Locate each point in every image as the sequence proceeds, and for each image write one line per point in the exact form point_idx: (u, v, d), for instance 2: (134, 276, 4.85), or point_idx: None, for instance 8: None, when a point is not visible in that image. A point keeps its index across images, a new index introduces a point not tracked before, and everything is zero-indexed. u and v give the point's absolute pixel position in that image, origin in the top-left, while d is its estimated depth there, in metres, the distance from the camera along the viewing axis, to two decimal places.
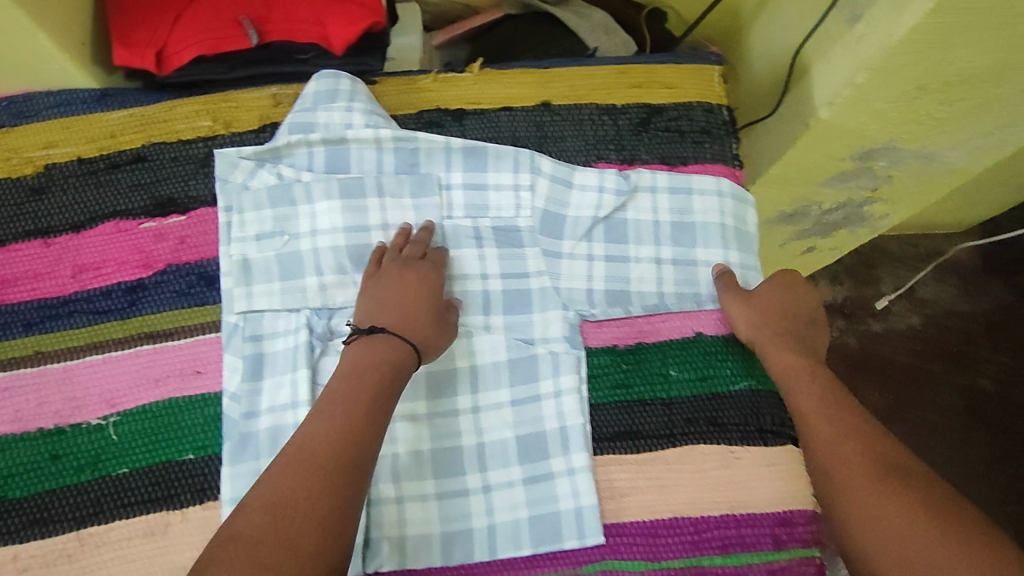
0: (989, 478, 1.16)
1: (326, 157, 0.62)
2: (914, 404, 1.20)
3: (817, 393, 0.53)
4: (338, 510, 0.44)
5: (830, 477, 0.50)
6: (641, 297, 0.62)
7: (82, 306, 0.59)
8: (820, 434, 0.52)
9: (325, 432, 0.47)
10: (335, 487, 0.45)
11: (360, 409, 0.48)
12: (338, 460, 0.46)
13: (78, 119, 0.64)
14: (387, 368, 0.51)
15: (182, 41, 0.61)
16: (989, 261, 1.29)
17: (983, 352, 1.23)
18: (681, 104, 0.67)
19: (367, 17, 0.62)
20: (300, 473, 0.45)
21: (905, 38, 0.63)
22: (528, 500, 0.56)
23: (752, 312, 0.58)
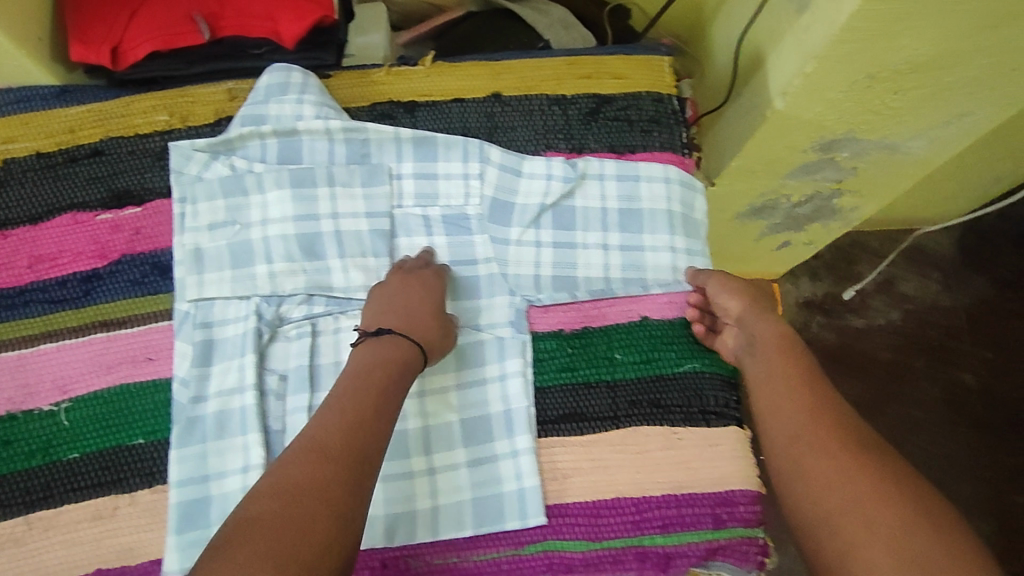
0: (969, 473, 1.15)
1: (278, 149, 0.63)
2: (894, 399, 1.19)
3: (769, 371, 0.53)
4: (347, 495, 0.42)
5: (784, 453, 0.48)
6: (588, 282, 0.63)
7: (37, 296, 0.60)
8: (775, 412, 0.50)
9: (334, 424, 0.46)
10: (343, 474, 0.43)
11: (368, 398, 0.48)
12: (337, 447, 0.44)
13: (37, 115, 0.65)
14: (400, 367, 0.51)
15: (137, 37, 0.63)
16: (973, 255, 1.28)
17: (964, 347, 1.23)
18: (630, 94, 0.68)
19: (316, 11, 0.64)
20: (314, 459, 0.43)
21: (847, 25, 0.63)
22: (472, 482, 0.56)
23: (742, 291, 0.59)
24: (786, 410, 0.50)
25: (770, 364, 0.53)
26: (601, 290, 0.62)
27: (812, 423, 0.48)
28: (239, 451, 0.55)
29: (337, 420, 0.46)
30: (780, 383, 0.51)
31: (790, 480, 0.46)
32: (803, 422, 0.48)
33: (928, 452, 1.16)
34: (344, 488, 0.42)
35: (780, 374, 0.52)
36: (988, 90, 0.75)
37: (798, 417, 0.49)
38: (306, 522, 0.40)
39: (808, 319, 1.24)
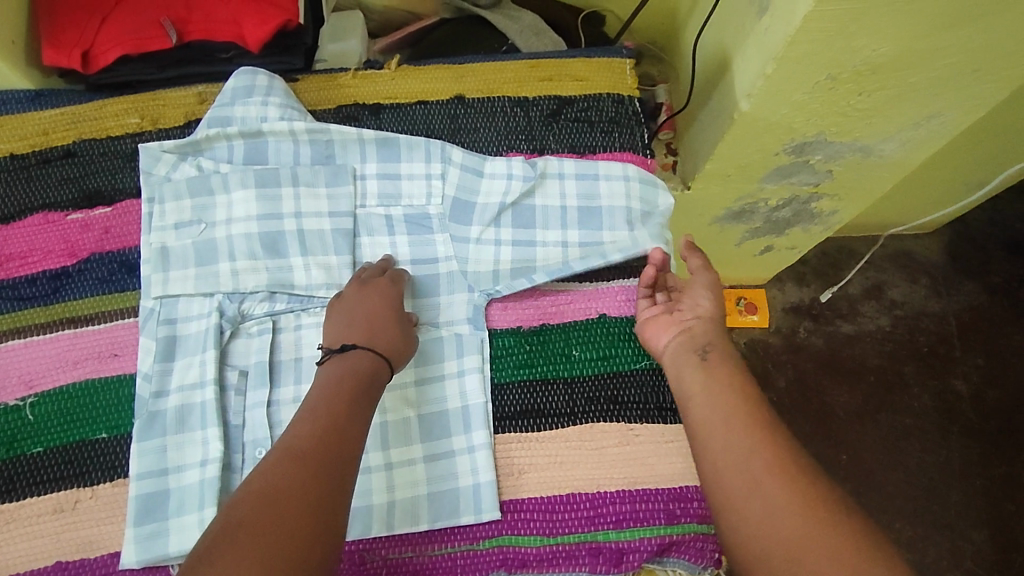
0: (963, 483, 1.14)
1: (245, 150, 0.65)
2: (886, 407, 1.18)
3: (716, 379, 0.52)
4: (320, 499, 0.42)
5: (732, 464, 0.46)
6: (546, 266, 0.63)
7: (7, 293, 0.61)
8: (724, 420, 0.49)
9: (314, 430, 0.46)
10: (322, 481, 0.43)
11: (340, 406, 0.48)
12: (310, 453, 0.44)
13: (12, 118, 0.67)
14: (367, 375, 0.51)
15: (107, 41, 0.65)
16: (961, 262, 1.28)
17: (955, 354, 1.22)
18: (590, 95, 0.70)
19: (279, 15, 0.66)
20: (297, 466, 0.43)
21: (801, 26, 0.64)
22: (429, 477, 0.55)
23: (720, 298, 0.58)
24: (744, 415, 0.49)
25: (724, 375, 0.52)
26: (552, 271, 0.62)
27: (761, 431, 0.47)
28: (199, 444, 0.55)
29: (312, 429, 0.46)
30: (734, 390, 0.51)
31: (739, 494, 0.45)
32: (756, 433, 0.47)
33: (920, 458, 1.15)
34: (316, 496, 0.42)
35: (730, 383, 0.51)
36: (955, 91, 0.75)
37: (748, 427, 0.48)
38: (291, 528, 0.40)
39: (796, 324, 1.24)
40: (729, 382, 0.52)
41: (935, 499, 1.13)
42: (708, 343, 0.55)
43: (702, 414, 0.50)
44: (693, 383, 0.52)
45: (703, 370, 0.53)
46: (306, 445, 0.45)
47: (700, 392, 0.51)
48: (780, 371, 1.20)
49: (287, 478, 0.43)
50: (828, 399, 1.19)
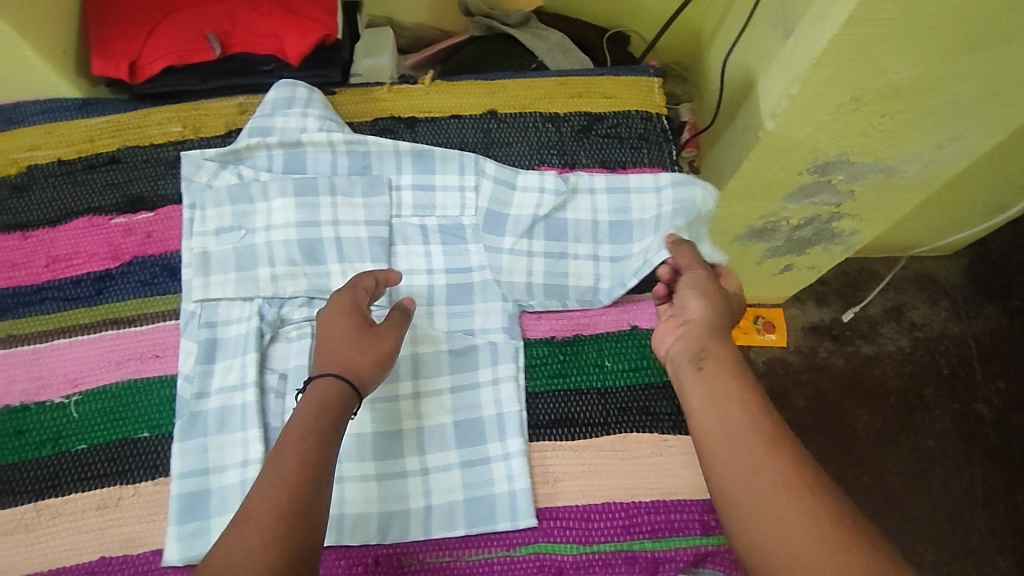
0: (987, 506, 1.15)
1: (284, 159, 0.67)
2: (911, 430, 1.19)
3: (720, 386, 0.50)
4: (298, 525, 0.43)
5: (733, 483, 0.45)
6: (579, 292, 0.65)
7: (54, 293, 0.63)
8: (726, 435, 0.47)
9: (293, 457, 0.46)
10: (304, 506, 0.44)
11: (322, 431, 0.47)
12: (295, 477, 0.45)
13: (61, 125, 0.69)
14: (335, 402, 0.49)
15: (154, 52, 0.67)
16: (981, 285, 1.30)
17: (977, 376, 1.23)
18: (620, 112, 0.71)
19: (318, 30, 0.68)
20: (278, 494, 0.44)
21: (826, 49, 0.66)
22: (465, 483, 0.57)
23: (715, 300, 0.56)
24: (744, 430, 0.47)
25: (721, 386, 0.50)
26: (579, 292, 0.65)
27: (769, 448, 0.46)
28: (238, 445, 0.56)
29: (289, 456, 0.46)
30: (736, 401, 0.49)
31: (740, 515, 0.44)
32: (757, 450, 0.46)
33: (942, 481, 1.16)
34: (293, 526, 0.43)
35: (734, 390, 0.49)
36: (978, 114, 0.77)
37: (752, 443, 0.46)
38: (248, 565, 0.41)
39: (815, 343, 1.26)
40: (729, 392, 0.49)
41: (961, 522, 1.14)
42: (703, 351, 0.52)
43: (703, 429, 0.49)
44: (695, 392, 0.51)
45: (706, 382, 0.51)
46: (280, 476, 0.45)
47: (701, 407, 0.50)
48: (797, 388, 1.22)
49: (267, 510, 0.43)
50: (850, 419, 1.20)
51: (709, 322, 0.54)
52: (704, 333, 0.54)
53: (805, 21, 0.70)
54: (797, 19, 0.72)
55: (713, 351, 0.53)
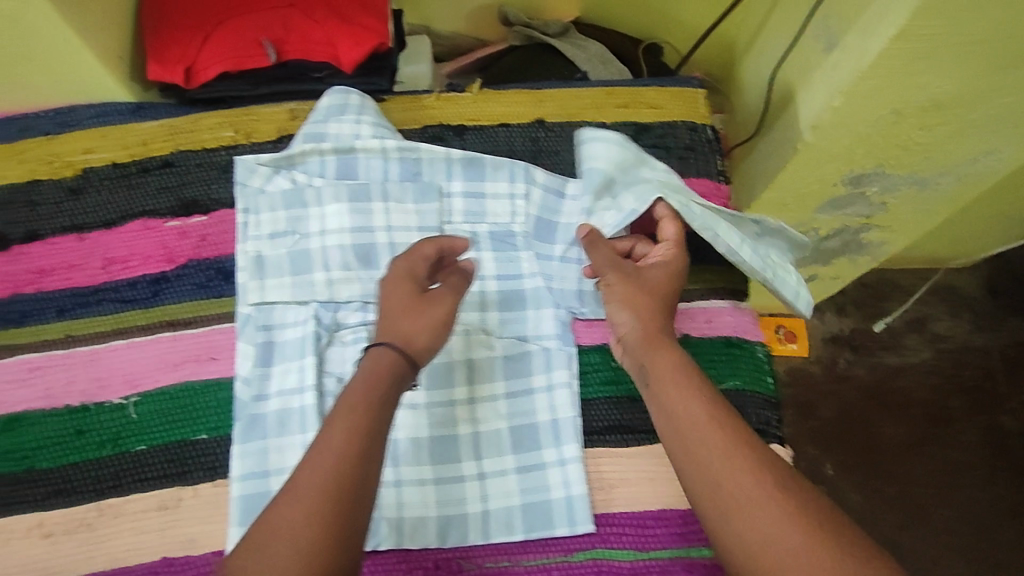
0: (1011, 518, 1.16)
1: (336, 165, 0.67)
2: (935, 441, 1.20)
3: (675, 394, 0.49)
4: (348, 499, 0.43)
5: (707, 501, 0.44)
6: None
7: (110, 295, 0.64)
8: (697, 451, 0.46)
9: (342, 432, 0.45)
10: (356, 482, 0.44)
11: (374, 406, 0.46)
12: (347, 451, 0.44)
13: (115, 129, 0.70)
14: (381, 378, 0.48)
15: (209, 59, 0.68)
16: (1002, 297, 1.30)
17: (1000, 388, 1.24)
18: (666, 123, 0.72)
19: (373, 38, 0.68)
20: (327, 471, 0.43)
21: (873, 62, 0.67)
22: (522, 488, 0.58)
23: (640, 293, 0.54)
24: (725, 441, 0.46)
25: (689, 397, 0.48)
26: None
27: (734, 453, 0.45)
28: (297, 447, 0.57)
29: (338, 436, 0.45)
30: (708, 413, 0.47)
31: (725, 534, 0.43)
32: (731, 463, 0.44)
33: (965, 493, 1.17)
34: (339, 505, 0.43)
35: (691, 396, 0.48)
36: (1016, 129, 0.78)
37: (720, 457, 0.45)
38: (290, 541, 0.41)
39: (837, 353, 1.26)
40: (698, 404, 0.48)
41: (985, 535, 1.15)
42: (646, 365, 0.51)
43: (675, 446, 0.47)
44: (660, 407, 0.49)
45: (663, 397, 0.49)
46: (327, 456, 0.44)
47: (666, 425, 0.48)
48: (820, 398, 1.23)
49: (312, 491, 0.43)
50: (873, 429, 1.21)
51: (644, 322, 0.52)
52: (644, 341, 0.52)
53: (851, 35, 0.71)
54: (841, 32, 0.73)
55: (655, 364, 0.51)
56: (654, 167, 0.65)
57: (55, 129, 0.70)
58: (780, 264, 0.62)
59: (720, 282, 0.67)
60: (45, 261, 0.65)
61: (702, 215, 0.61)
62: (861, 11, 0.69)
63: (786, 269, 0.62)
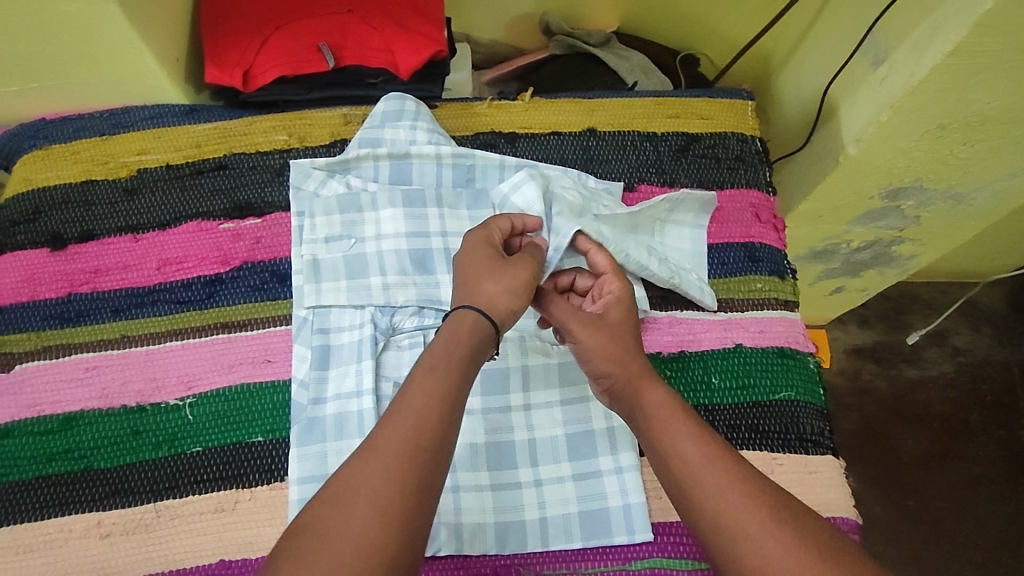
0: None
1: (390, 171, 0.68)
2: (959, 455, 1.20)
3: (673, 432, 0.49)
4: (428, 463, 0.44)
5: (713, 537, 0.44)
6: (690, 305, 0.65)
7: (165, 295, 0.64)
8: (696, 485, 0.46)
9: (423, 393, 0.46)
10: (438, 442, 0.45)
11: (458, 364, 0.48)
12: (425, 413, 0.46)
13: (168, 130, 0.71)
14: (467, 336, 0.50)
15: (267, 63, 0.69)
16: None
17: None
18: (716, 133, 0.73)
19: (430, 45, 0.69)
20: (396, 443, 0.44)
21: (925, 78, 0.68)
22: (579, 495, 0.57)
23: (602, 327, 0.55)
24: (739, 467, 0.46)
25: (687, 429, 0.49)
26: (682, 301, 0.65)
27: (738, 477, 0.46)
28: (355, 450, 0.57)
29: (428, 391, 0.47)
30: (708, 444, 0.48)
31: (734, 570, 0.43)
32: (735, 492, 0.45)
33: (989, 508, 1.16)
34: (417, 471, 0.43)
35: (692, 432, 0.49)
36: None
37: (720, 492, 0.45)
38: (371, 503, 0.42)
39: (860, 365, 1.27)
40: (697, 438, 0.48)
41: (1010, 551, 1.14)
42: (635, 411, 0.51)
43: (672, 480, 0.47)
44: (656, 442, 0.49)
45: (655, 431, 0.50)
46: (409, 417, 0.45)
47: (663, 462, 0.48)
48: (844, 410, 1.23)
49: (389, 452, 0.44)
50: (897, 442, 1.20)
51: (619, 361, 0.53)
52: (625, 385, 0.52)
53: (901, 50, 0.71)
54: (890, 48, 0.74)
55: (645, 401, 0.51)
56: (564, 185, 0.66)
57: (109, 129, 0.71)
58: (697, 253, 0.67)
59: (770, 292, 0.66)
60: (101, 261, 0.65)
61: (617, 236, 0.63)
62: (913, 27, 0.69)
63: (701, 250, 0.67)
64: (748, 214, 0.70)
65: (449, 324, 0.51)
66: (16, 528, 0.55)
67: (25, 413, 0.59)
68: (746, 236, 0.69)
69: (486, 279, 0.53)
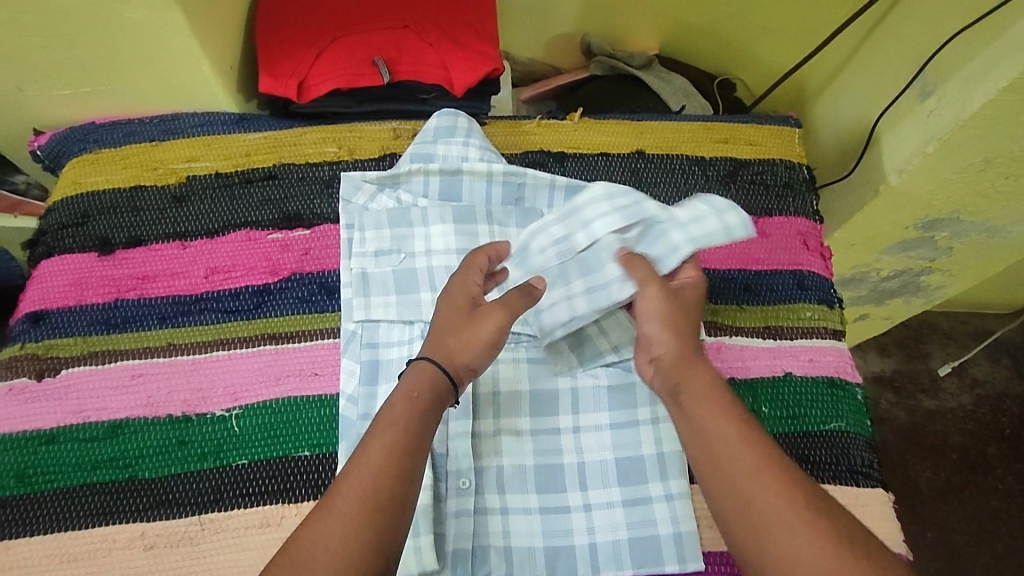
0: None
1: (441, 186, 0.68)
2: (980, 489, 1.18)
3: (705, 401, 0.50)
4: (384, 530, 0.44)
5: (747, 516, 0.45)
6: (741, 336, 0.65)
7: (212, 304, 0.63)
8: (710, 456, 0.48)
9: (382, 445, 0.47)
10: (391, 499, 0.45)
11: (418, 421, 0.48)
12: (390, 466, 0.46)
13: (219, 138, 0.71)
14: (427, 391, 0.50)
15: (321, 75, 0.69)
16: None
17: None
18: (765, 160, 0.73)
19: (485, 63, 0.70)
20: (366, 484, 0.45)
21: (976, 113, 0.68)
22: (629, 522, 0.56)
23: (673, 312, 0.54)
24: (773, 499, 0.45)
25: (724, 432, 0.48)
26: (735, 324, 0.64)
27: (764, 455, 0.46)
28: None
29: (387, 443, 0.47)
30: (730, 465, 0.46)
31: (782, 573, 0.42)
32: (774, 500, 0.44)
33: (1010, 543, 1.14)
34: (374, 534, 0.43)
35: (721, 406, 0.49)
36: None
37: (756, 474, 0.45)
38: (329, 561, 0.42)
39: (878, 394, 1.26)
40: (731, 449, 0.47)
41: None
42: (680, 384, 0.51)
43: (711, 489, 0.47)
44: (694, 439, 0.49)
45: (698, 422, 0.49)
46: (368, 476, 0.45)
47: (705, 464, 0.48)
48: None
49: (352, 511, 0.44)
50: (915, 473, 1.19)
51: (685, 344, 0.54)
52: (680, 364, 0.52)
53: (950, 85, 0.72)
54: (939, 81, 0.74)
55: (690, 385, 0.51)
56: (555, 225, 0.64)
57: (160, 136, 0.71)
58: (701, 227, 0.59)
59: (819, 321, 0.66)
60: (148, 267, 0.65)
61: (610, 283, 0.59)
62: (964, 63, 0.70)
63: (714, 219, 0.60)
64: (797, 242, 0.70)
65: (408, 378, 0.51)
66: (59, 536, 0.54)
67: (69, 419, 0.58)
68: (795, 264, 0.69)
69: (452, 336, 0.53)
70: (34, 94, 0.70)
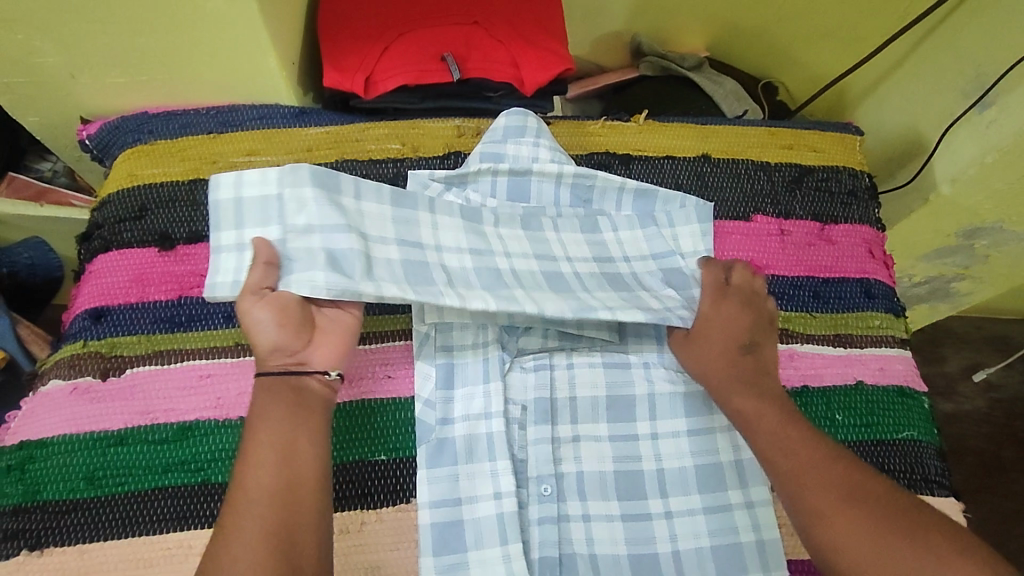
0: None
1: (509, 186, 0.66)
2: (996, 492, 1.20)
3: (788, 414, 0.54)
4: (291, 520, 0.46)
5: (835, 510, 0.48)
6: (814, 345, 0.65)
7: None
8: (788, 461, 0.51)
9: (265, 431, 0.49)
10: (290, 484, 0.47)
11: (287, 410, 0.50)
12: (279, 456, 0.48)
13: (279, 132, 0.69)
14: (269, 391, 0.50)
15: (388, 69, 0.67)
16: None
17: None
18: (829, 167, 0.73)
19: (558, 63, 0.69)
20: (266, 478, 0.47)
21: None
22: (711, 529, 0.56)
23: (753, 324, 0.59)
24: None
25: None
26: (804, 334, 0.64)
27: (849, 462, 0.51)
28: (488, 476, 0.56)
29: (267, 460, 0.47)
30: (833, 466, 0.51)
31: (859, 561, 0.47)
32: (848, 506, 0.48)
33: None
34: (277, 552, 0.44)
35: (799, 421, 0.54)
36: None
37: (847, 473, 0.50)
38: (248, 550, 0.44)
39: None
40: None
41: None
42: (741, 398, 0.55)
43: (788, 482, 0.51)
44: (764, 439, 0.53)
45: (767, 432, 0.53)
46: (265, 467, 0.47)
47: None
48: None
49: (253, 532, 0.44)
50: None
51: (720, 361, 0.57)
52: (719, 387, 0.57)
53: (1014, 95, 0.72)
54: (999, 91, 0.75)
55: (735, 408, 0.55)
56: (435, 222, 0.61)
57: (217, 128, 0.68)
58: (294, 179, 0.57)
59: (887, 329, 0.67)
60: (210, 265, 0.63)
61: (413, 292, 0.54)
62: None
63: (238, 194, 0.57)
64: (863, 250, 0.70)
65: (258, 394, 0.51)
66: (134, 540, 0.53)
67: (137, 420, 0.56)
68: (862, 272, 0.69)
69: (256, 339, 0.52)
70: (87, 81, 0.67)
